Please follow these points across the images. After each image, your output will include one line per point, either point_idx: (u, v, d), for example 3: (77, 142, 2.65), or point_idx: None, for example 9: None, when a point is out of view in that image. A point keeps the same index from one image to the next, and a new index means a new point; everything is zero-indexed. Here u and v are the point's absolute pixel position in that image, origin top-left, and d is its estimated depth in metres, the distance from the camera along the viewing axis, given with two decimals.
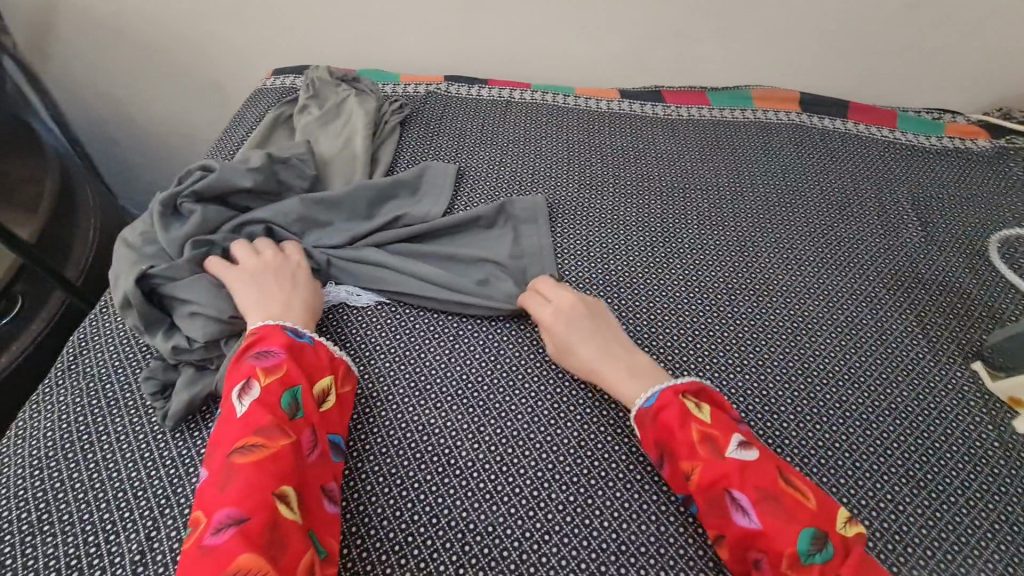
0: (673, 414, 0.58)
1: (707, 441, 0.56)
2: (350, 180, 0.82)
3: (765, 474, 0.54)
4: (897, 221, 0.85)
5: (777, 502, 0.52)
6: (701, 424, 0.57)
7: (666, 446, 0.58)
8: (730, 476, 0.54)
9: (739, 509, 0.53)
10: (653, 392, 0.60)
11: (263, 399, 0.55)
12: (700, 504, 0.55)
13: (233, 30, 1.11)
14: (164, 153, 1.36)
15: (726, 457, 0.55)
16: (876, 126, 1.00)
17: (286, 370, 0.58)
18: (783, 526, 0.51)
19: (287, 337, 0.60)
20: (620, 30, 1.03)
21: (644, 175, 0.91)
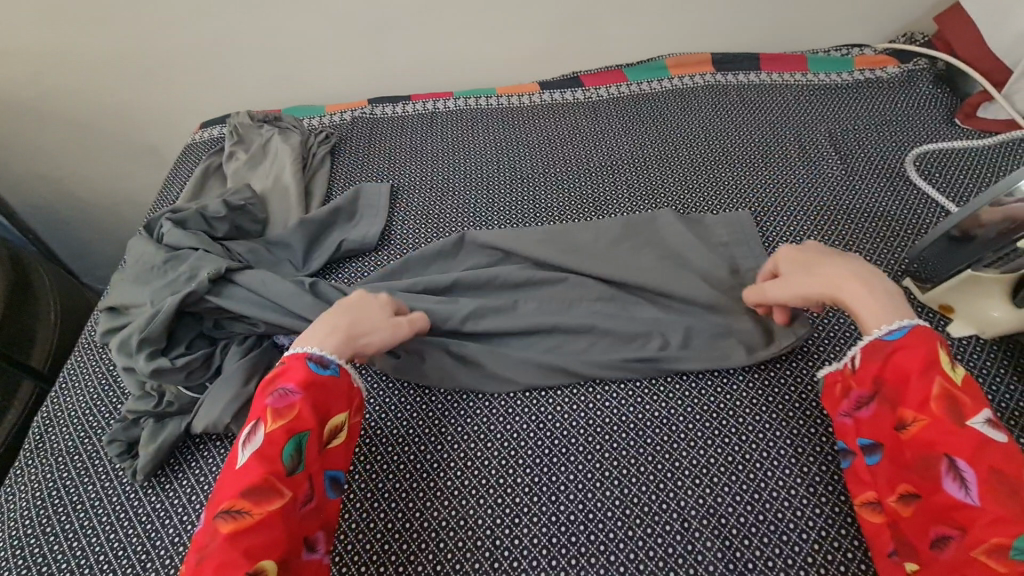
0: (918, 360, 0.53)
1: (947, 401, 0.50)
2: (286, 215, 0.83)
3: (1011, 462, 0.47)
4: (818, 159, 0.88)
5: (1017, 493, 0.45)
6: (950, 382, 0.51)
7: (890, 389, 0.54)
8: (955, 444, 0.49)
9: (957, 478, 0.48)
10: (901, 325, 0.56)
11: (262, 450, 0.52)
12: (909, 460, 0.51)
13: (158, 91, 1.13)
14: (116, 222, 1.37)
15: (967, 425, 0.49)
16: (789, 72, 1.03)
17: (297, 415, 0.55)
18: (1006, 515, 0.44)
19: (309, 369, 0.58)
20: (528, 24, 1.06)
21: (573, 159, 0.93)
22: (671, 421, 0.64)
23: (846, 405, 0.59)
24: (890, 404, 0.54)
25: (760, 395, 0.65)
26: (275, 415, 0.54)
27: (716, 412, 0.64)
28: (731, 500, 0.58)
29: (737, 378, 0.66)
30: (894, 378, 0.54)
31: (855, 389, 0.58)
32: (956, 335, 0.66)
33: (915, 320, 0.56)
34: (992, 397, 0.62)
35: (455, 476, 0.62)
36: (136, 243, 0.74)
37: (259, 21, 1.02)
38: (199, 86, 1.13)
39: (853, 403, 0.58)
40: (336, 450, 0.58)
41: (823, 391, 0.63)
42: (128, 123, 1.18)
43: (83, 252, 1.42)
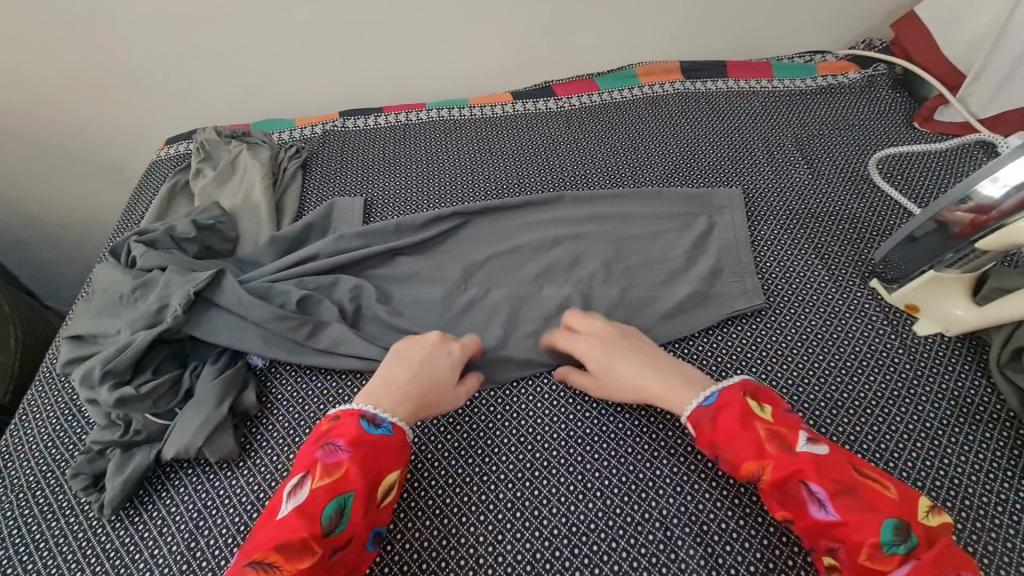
0: (736, 417, 0.55)
1: (775, 438, 0.53)
2: (256, 232, 0.81)
3: (840, 467, 0.52)
4: (785, 163, 0.90)
5: (856, 493, 0.49)
6: (766, 421, 0.55)
7: (725, 449, 0.55)
8: (804, 470, 0.51)
9: (815, 502, 0.50)
10: (711, 392, 0.59)
11: (305, 505, 0.51)
12: (777, 502, 0.52)
13: (120, 107, 1.10)
14: (80, 242, 1.33)
15: (798, 453, 0.52)
16: (754, 79, 1.05)
17: (346, 470, 0.53)
18: (862, 518, 0.48)
19: (361, 427, 0.56)
20: (499, 34, 1.06)
21: (546, 169, 0.93)
22: (650, 431, 0.63)
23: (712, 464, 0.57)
24: (731, 462, 0.55)
25: None
26: (322, 471, 0.53)
27: None
28: (711, 507, 0.58)
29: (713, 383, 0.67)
30: (724, 435, 0.55)
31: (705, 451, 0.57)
32: (921, 334, 0.68)
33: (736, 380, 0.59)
34: (957, 392, 0.64)
35: (434, 495, 0.60)
36: (101, 270, 0.71)
37: (225, 34, 1.00)
38: (164, 101, 1.10)
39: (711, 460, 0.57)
40: (384, 507, 0.55)
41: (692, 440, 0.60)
42: (90, 141, 1.15)
43: (43, 274, 1.36)
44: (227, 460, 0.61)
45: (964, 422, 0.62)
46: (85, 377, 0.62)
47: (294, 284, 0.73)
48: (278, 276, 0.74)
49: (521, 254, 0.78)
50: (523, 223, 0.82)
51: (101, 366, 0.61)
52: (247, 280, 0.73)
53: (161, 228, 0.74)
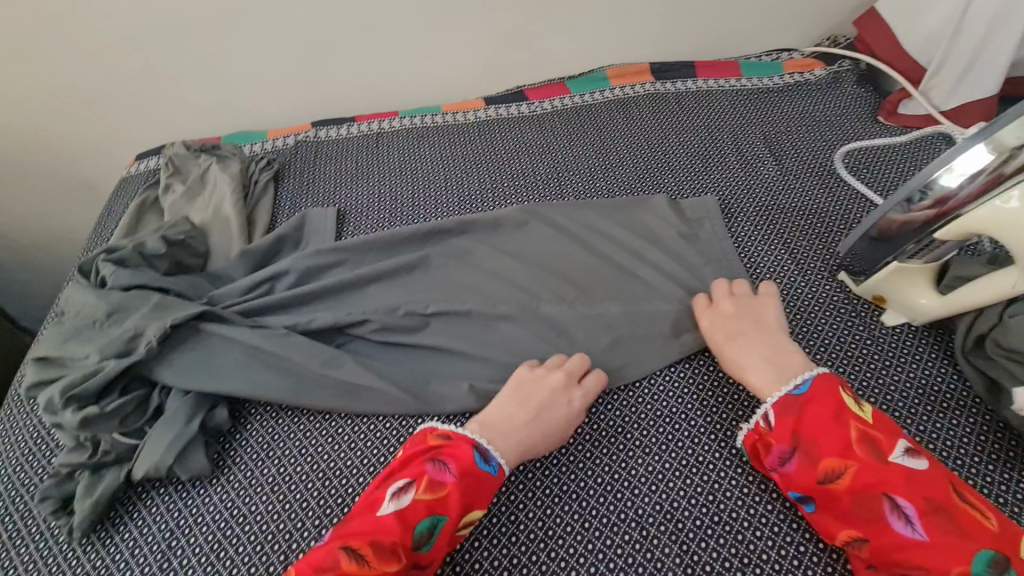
0: (829, 410, 0.56)
1: (866, 444, 0.54)
2: (227, 246, 0.80)
3: (937, 486, 0.51)
4: (755, 160, 0.91)
5: (951, 517, 0.49)
6: (863, 423, 0.55)
7: (809, 442, 0.56)
8: (892, 483, 0.51)
9: (901, 518, 0.50)
10: (806, 377, 0.60)
11: (405, 513, 0.53)
12: (851, 506, 0.52)
13: (88, 123, 1.09)
14: (52, 261, 1.30)
15: (890, 461, 0.52)
16: (723, 78, 1.06)
17: (448, 492, 0.55)
18: (953, 542, 0.48)
19: (474, 458, 0.58)
20: (469, 41, 1.06)
21: (520, 173, 0.93)
22: (626, 432, 0.65)
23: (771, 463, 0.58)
24: (810, 459, 0.55)
25: (697, 393, 0.67)
26: (428, 485, 0.55)
27: (669, 417, 0.65)
28: (685, 504, 0.59)
29: (683, 381, 0.68)
30: (813, 428, 0.56)
31: (775, 445, 0.58)
32: (890, 324, 0.69)
33: (817, 370, 0.61)
34: (924, 381, 0.65)
35: None
36: (68, 289, 0.70)
37: (193, 47, 0.99)
38: (133, 116, 1.09)
39: (774, 458, 0.57)
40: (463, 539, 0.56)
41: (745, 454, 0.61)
42: (59, 158, 1.13)
43: (14, 295, 1.34)
44: (198, 478, 0.60)
45: (933, 410, 0.63)
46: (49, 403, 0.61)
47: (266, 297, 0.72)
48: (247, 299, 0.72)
49: (495, 260, 0.79)
50: (497, 228, 0.82)
51: (66, 386, 0.60)
52: (217, 296, 0.73)
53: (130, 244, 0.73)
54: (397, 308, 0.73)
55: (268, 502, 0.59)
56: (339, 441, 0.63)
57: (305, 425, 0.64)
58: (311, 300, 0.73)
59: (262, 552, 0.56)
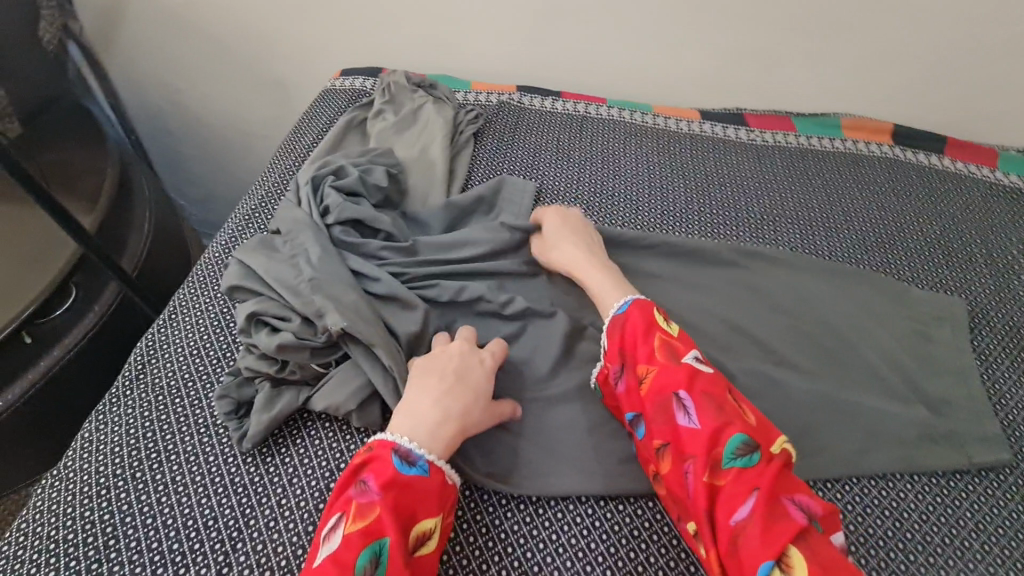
0: (640, 322, 0.58)
1: (665, 348, 0.56)
2: (426, 190, 0.77)
3: (714, 384, 0.54)
4: (1007, 270, 0.79)
5: (720, 407, 0.52)
6: (666, 334, 0.58)
7: (626, 353, 0.58)
8: (680, 380, 0.54)
9: (682, 411, 0.53)
10: (626, 300, 0.62)
11: (337, 552, 0.45)
12: (649, 408, 0.55)
13: (303, 26, 1.09)
14: (216, 145, 1.33)
15: (681, 362, 0.55)
16: (975, 165, 0.94)
17: (380, 514, 0.47)
18: (719, 425, 0.51)
19: (394, 464, 0.49)
20: (705, 47, 0.98)
21: (729, 204, 0.86)
22: None
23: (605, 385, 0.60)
24: (629, 368, 0.58)
25: (923, 523, 0.56)
26: (356, 513, 0.47)
27: (884, 539, 0.55)
28: None
29: (902, 502, 0.58)
30: (631, 340, 0.58)
31: (606, 364, 0.60)
32: None
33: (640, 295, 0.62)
34: None
35: (579, 534, 0.54)
36: (283, 203, 0.66)
37: None
38: (345, 28, 1.07)
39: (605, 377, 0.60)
40: (430, 560, 0.48)
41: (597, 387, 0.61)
42: (262, 51, 1.14)
43: (173, 166, 1.39)
44: (368, 430, 0.56)
45: None
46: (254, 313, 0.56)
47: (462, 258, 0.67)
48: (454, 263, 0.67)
49: (695, 293, 0.72)
50: (703, 265, 0.75)
51: (267, 306, 0.56)
52: (426, 243, 0.68)
53: (357, 172, 0.67)
54: (587, 315, 0.68)
55: None
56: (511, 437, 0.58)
57: None
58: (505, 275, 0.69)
59: None
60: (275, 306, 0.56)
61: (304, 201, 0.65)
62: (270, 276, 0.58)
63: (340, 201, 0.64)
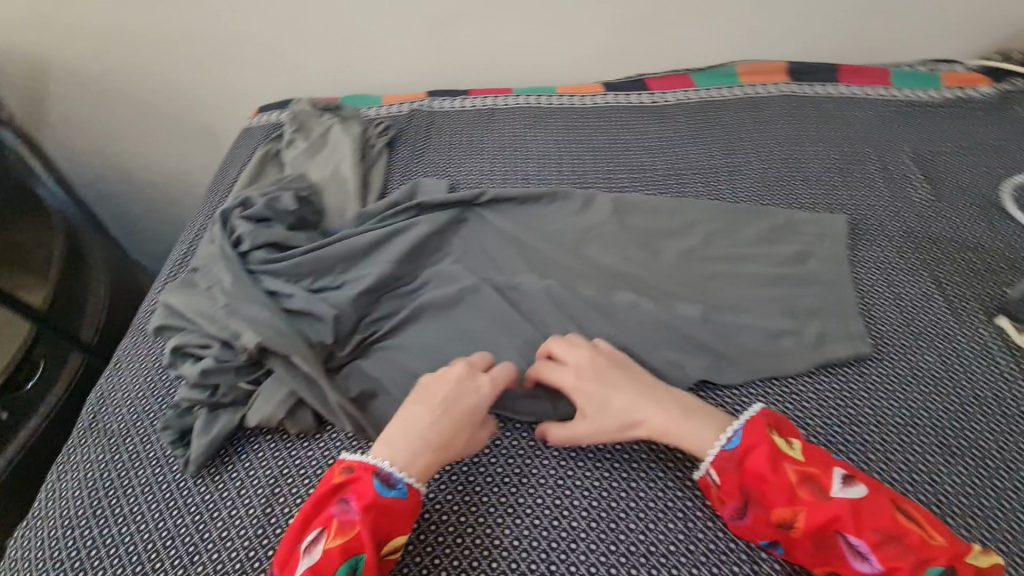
0: (768, 459, 0.51)
1: (808, 483, 0.49)
2: (342, 205, 0.81)
3: (879, 509, 0.48)
4: (903, 180, 0.82)
5: (901, 542, 0.46)
6: (799, 464, 0.50)
7: (756, 492, 0.51)
8: (843, 520, 0.47)
9: (856, 554, 0.47)
10: (733, 432, 0.54)
11: (319, 566, 0.47)
12: (809, 549, 0.49)
13: (219, 73, 1.13)
14: (165, 202, 1.38)
15: (832, 498, 0.48)
16: (869, 87, 0.97)
17: (359, 533, 0.48)
18: (911, 564, 0.45)
19: (376, 487, 0.51)
20: (596, 21, 1.02)
21: (637, 165, 0.89)
22: None
23: (728, 518, 0.53)
24: (761, 508, 0.51)
25: (827, 425, 0.60)
26: (337, 531, 0.49)
27: None
28: None
29: (810, 406, 0.61)
30: (758, 478, 0.51)
31: (727, 501, 0.52)
32: None
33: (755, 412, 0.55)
34: None
35: (506, 492, 0.57)
36: (201, 243, 0.70)
37: (326, 5, 1.01)
38: (258, 67, 1.12)
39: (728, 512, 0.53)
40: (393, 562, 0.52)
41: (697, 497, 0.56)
42: (186, 104, 1.18)
43: (129, 229, 1.43)
44: (304, 433, 0.61)
45: None
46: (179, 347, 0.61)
47: (376, 262, 0.71)
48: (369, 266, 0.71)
49: (606, 254, 0.75)
50: (613, 225, 0.78)
51: (188, 337, 0.60)
52: (355, 241, 0.71)
53: (263, 199, 0.72)
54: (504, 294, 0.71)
55: None
56: None
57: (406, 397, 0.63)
58: (422, 272, 0.73)
59: None
60: (197, 337, 0.61)
61: (216, 238, 0.68)
62: (189, 310, 0.62)
63: (249, 231, 0.68)
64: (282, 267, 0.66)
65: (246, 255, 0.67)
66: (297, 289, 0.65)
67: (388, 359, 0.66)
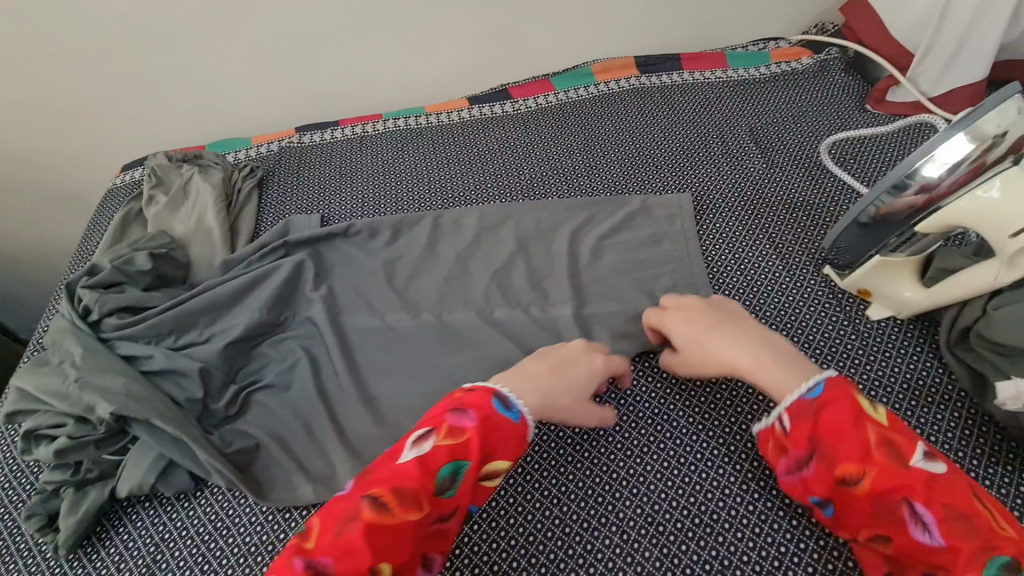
0: (846, 414, 0.49)
1: (884, 446, 0.47)
2: (208, 256, 0.80)
3: (956, 490, 0.45)
4: (740, 153, 0.90)
5: (971, 523, 0.43)
6: (879, 425, 0.48)
7: (825, 447, 0.49)
8: (910, 486, 0.46)
9: (917, 525, 0.45)
10: (817, 381, 0.52)
11: (427, 459, 0.50)
12: (864, 509, 0.48)
13: (75, 136, 1.08)
14: (44, 275, 1.30)
15: (908, 466, 0.46)
16: (709, 71, 1.05)
17: (469, 441, 0.51)
18: (974, 549, 0.42)
19: (494, 406, 0.53)
20: (450, 39, 1.05)
21: (503, 173, 0.93)
22: (607, 432, 0.63)
23: (785, 466, 0.53)
24: (825, 459, 0.49)
25: (682, 393, 0.65)
26: (449, 432, 0.51)
27: (649, 418, 0.64)
28: (666, 507, 0.57)
29: (668, 378, 0.66)
30: (829, 432, 0.49)
31: (790, 450, 0.52)
32: (875, 318, 0.68)
33: (831, 374, 0.52)
34: (907, 377, 0.64)
35: None
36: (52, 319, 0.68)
37: (175, 54, 0.99)
38: (117, 124, 1.08)
39: (789, 461, 0.53)
40: (487, 487, 0.54)
41: (758, 442, 0.56)
42: (46, 172, 1.13)
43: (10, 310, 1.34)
44: (183, 493, 0.60)
45: (917, 405, 0.62)
46: (34, 431, 0.59)
47: (245, 309, 0.71)
48: (236, 314, 0.71)
49: (478, 264, 0.78)
50: (482, 235, 0.81)
51: (42, 419, 0.59)
52: (216, 290, 0.71)
53: (111, 263, 0.70)
54: (381, 320, 0.73)
55: (253, 512, 0.59)
56: (325, 452, 0.62)
57: (288, 439, 0.63)
58: (295, 311, 0.73)
59: (246, 564, 0.56)
60: (50, 417, 0.59)
61: (64, 312, 0.67)
62: (39, 391, 0.60)
63: (98, 299, 0.66)
64: (137, 331, 0.65)
65: (98, 325, 0.66)
66: (157, 350, 0.64)
67: (267, 404, 0.66)
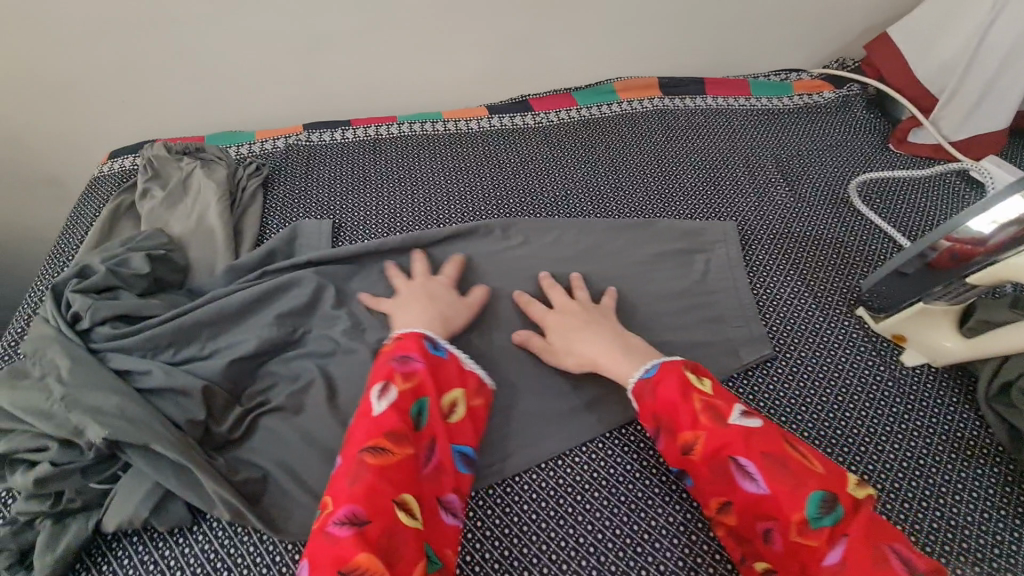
0: (674, 389, 0.57)
1: (709, 410, 0.55)
2: (210, 259, 0.73)
3: (769, 439, 0.53)
4: (767, 184, 0.89)
5: (785, 465, 0.51)
6: (703, 394, 0.56)
7: (665, 421, 0.57)
8: (731, 444, 0.53)
9: (745, 476, 0.52)
10: (651, 366, 0.61)
11: (392, 404, 0.54)
12: (706, 473, 0.54)
13: (57, 116, 0.99)
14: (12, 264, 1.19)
15: (728, 425, 0.54)
16: (732, 97, 1.04)
17: (421, 380, 0.57)
18: (790, 492, 0.49)
19: (425, 346, 0.59)
20: (471, 46, 1.02)
21: (526, 188, 0.89)
22: (644, 476, 0.61)
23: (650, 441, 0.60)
24: (670, 432, 0.57)
25: None
26: (402, 376, 0.56)
27: None
28: (710, 560, 0.56)
29: None
30: (664, 407, 0.57)
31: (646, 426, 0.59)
32: (909, 364, 0.68)
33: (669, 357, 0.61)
34: (946, 428, 0.63)
35: None
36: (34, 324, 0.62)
37: (175, 38, 0.92)
38: (106, 108, 1.00)
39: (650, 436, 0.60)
40: (460, 425, 0.58)
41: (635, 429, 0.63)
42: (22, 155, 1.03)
43: None
44: (177, 529, 0.54)
45: (958, 457, 0.61)
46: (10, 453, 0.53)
47: (252, 324, 0.66)
48: (241, 328, 0.65)
49: (504, 285, 0.74)
50: (508, 253, 0.77)
51: (20, 441, 0.53)
52: (218, 300, 0.66)
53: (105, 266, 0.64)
54: None
55: (257, 554, 0.53)
56: None
57: (298, 471, 0.58)
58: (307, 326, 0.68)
59: None
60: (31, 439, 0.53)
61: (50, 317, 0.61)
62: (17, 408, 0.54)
63: (88, 306, 0.60)
64: (131, 343, 0.60)
65: (88, 334, 0.61)
66: (153, 366, 0.59)
67: (274, 429, 0.60)
